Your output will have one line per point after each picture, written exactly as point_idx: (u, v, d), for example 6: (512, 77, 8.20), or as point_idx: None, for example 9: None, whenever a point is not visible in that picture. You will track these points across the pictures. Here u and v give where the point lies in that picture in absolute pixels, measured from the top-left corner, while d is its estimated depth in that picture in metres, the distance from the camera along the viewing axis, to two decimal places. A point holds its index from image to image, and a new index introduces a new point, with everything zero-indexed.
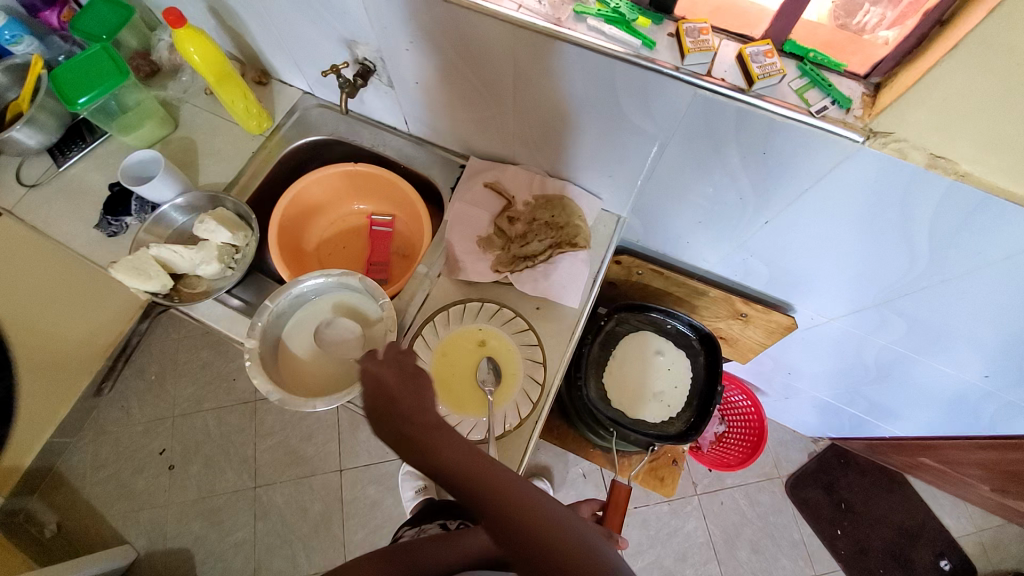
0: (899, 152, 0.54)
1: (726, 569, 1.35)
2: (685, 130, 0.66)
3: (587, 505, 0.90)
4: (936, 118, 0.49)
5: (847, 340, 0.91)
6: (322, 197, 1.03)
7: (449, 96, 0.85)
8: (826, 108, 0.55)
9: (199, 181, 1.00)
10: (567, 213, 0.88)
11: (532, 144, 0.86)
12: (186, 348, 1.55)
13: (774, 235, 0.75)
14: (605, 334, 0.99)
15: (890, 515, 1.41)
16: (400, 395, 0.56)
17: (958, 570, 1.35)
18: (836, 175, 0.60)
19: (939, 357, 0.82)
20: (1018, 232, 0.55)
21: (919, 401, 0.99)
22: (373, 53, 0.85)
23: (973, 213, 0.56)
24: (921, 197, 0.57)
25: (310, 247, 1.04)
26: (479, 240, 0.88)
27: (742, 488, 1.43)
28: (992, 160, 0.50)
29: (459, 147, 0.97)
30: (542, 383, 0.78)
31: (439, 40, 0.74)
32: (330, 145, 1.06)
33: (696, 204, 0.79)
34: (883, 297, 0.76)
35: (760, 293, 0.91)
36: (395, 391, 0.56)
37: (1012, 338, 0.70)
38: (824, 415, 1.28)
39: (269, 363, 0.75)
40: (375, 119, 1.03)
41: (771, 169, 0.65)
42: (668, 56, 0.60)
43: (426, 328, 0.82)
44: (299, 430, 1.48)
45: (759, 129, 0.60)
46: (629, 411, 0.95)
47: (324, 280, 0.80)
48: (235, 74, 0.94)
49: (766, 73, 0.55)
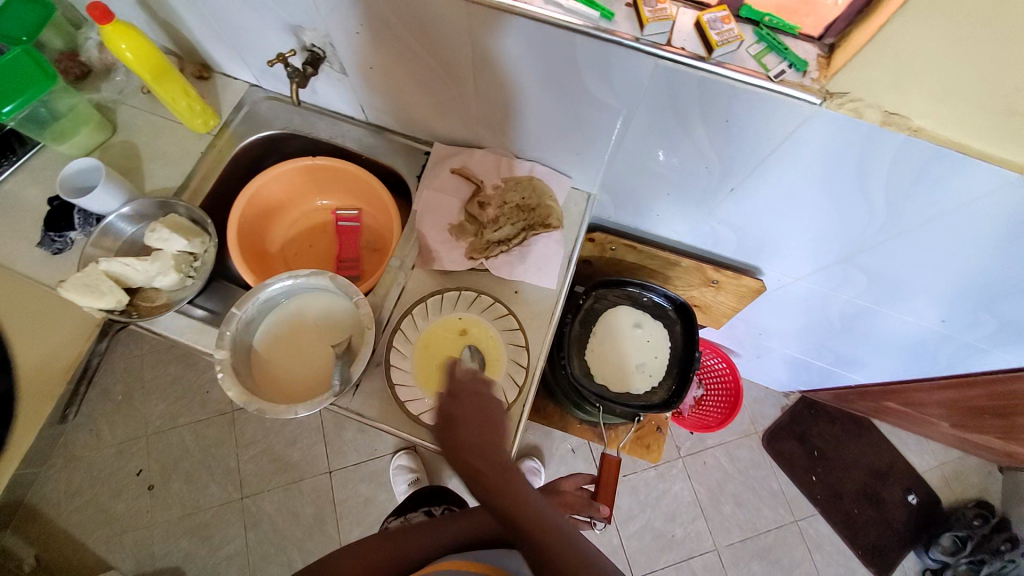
0: (855, 112, 0.55)
1: (714, 524, 1.41)
2: (649, 101, 0.66)
3: (571, 480, 0.83)
4: (890, 75, 0.50)
5: (813, 298, 0.95)
6: (282, 195, 0.99)
7: (407, 81, 0.82)
8: (784, 71, 0.55)
9: (146, 188, 0.93)
10: (537, 194, 0.87)
11: (497, 126, 0.84)
12: (152, 363, 1.49)
13: (740, 201, 0.77)
14: (584, 311, 1.00)
15: (861, 458, 1.50)
16: (480, 434, 0.54)
17: (924, 502, 1.46)
18: (795, 139, 0.62)
19: (899, 307, 0.86)
20: (967, 181, 0.58)
21: (882, 350, 1.04)
22: (321, 39, 0.80)
23: (925, 166, 0.58)
24: (877, 153, 0.59)
25: (274, 248, 0.99)
26: (452, 227, 0.86)
27: (723, 447, 1.49)
28: (942, 114, 0.52)
29: (421, 134, 0.94)
30: (526, 366, 0.78)
31: (391, 23, 0.71)
32: (285, 140, 1.00)
33: (664, 176, 0.79)
34: (844, 254, 0.79)
35: (729, 260, 0.93)
36: (474, 430, 0.54)
37: (964, 284, 0.75)
38: (795, 371, 1.34)
39: (242, 373, 0.72)
40: (331, 109, 0.98)
41: (733, 137, 0.66)
42: (626, 26, 0.59)
43: (405, 322, 0.80)
44: (282, 436, 1.46)
45: (721, 97, 0.60)
46: (613, 384, 0.96)
47: (291, 282, 0.76)
48: (173, 70, 0.88)
49: (724, 40, 0.55)
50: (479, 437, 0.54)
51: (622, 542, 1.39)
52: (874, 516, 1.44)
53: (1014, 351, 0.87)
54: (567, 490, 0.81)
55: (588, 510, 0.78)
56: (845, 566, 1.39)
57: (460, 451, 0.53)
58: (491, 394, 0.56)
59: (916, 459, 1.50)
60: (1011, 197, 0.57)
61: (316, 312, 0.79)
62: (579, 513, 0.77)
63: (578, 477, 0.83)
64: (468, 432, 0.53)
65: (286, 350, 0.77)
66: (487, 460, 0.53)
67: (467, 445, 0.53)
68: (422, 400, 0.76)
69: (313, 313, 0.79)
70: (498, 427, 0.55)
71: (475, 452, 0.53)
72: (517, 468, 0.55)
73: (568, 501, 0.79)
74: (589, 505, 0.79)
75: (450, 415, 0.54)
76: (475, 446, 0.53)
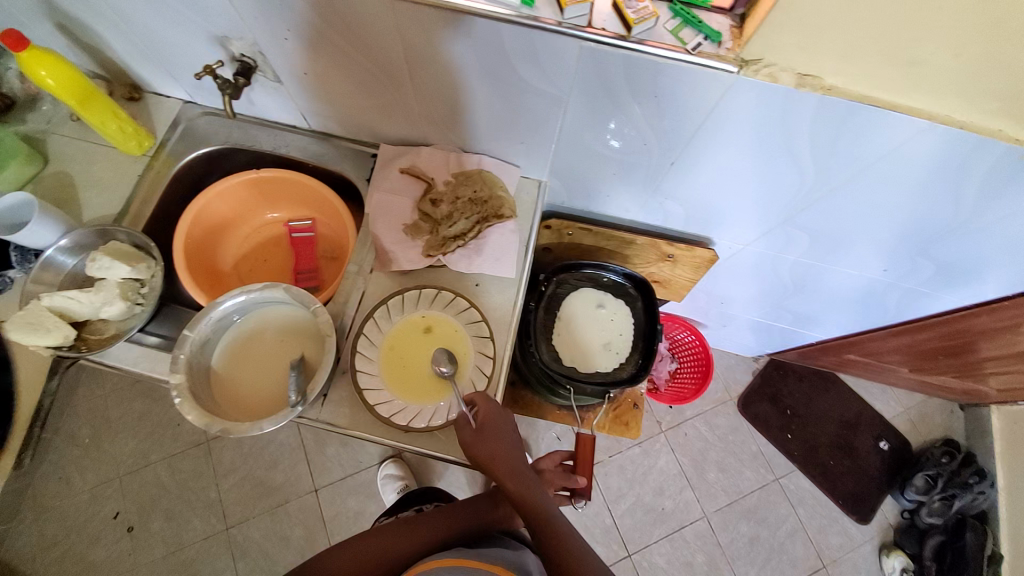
0: (770, 76, 0.58)
1: (700, 492, 1.45)
2: (581, 85, 0.67)
3: (550, 458, 0.85)
4: (797, 38, 0.53)
5: (765, 262, 0.98)
6: (229, 212, 0.96)
7: (343, 84, 0.81)
8: (701, 44, 0.57)
9: (85, 218, 0.90)
10: (488, 186, 0.87)
11: (441, 122, 0.84)
12: (117, 402, 1.44)
13: (682, 174, 0.79)
14: (547, 298, 1.01)
15: (831, 412, 1.56)
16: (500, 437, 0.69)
17: (895, 447, 1.53)
18: (723, 109, 0.64)
19: (844, 262, 0.91)
20: (881, 134, 0.61)
21: (837, 305, 1.09)
22: (250, 48, 0.79)
23: (845, 121, 0.61)
24: (797, 115, 0.62)
25: (228, 266, 0.97)
26: (406, 227, 0.86)
27: (702, 417, 1.53)
28: (848, 70, 0.55)
29: (366, 136, 0.93)
30: (493, 356, 0.79)
31: (318, 26, 0.70)
32: (227, 155, 0.98)
33: (608, 157, 0.81)
34: (785, 216, 0.82)
35: (682, 233, 0.96)
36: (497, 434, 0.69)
37: (898, 232, 0.79)
38: (760, 335, 1.39)
39: (200, 395, 0.70)
40: (271, 120, 0.96)
41: (666, 112, 0.68)
42: (548, 12, 0.60)
43: (368, 325, 0.80)
44: (262, 459, 1.43)
45: (648, 75, 0.62)
46: (582, 365, 0.97)
47: (244, 298, 0.75)
48: (101, 94, 0.85)
49: (640, 17, 0.57)
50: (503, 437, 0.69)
51: (615, 521, 1.42)
52: (849, 465, 1.51)
53: (955, 292, 0.93)
54: (547, 469, 0.83)
55: (568, 483, 0.81)
56: (827, 517, 1.45)
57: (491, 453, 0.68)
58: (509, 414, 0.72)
59: (882, 406, 1.58)
60: (925, 143, 0.61)
61: (274, 325, 0.78)
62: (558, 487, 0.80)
63: (558, 454, 0.85)
64: (494, 442, 0.68)
65: (246, 367, 0.76)
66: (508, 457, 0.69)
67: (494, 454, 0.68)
68: (392, 402, 0.76)
69: (271, 326, 0.78)
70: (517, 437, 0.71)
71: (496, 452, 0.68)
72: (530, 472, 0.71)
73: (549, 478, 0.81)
74: (569, 478, 0.82)
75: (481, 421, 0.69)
76: (503, 453, 0.68)
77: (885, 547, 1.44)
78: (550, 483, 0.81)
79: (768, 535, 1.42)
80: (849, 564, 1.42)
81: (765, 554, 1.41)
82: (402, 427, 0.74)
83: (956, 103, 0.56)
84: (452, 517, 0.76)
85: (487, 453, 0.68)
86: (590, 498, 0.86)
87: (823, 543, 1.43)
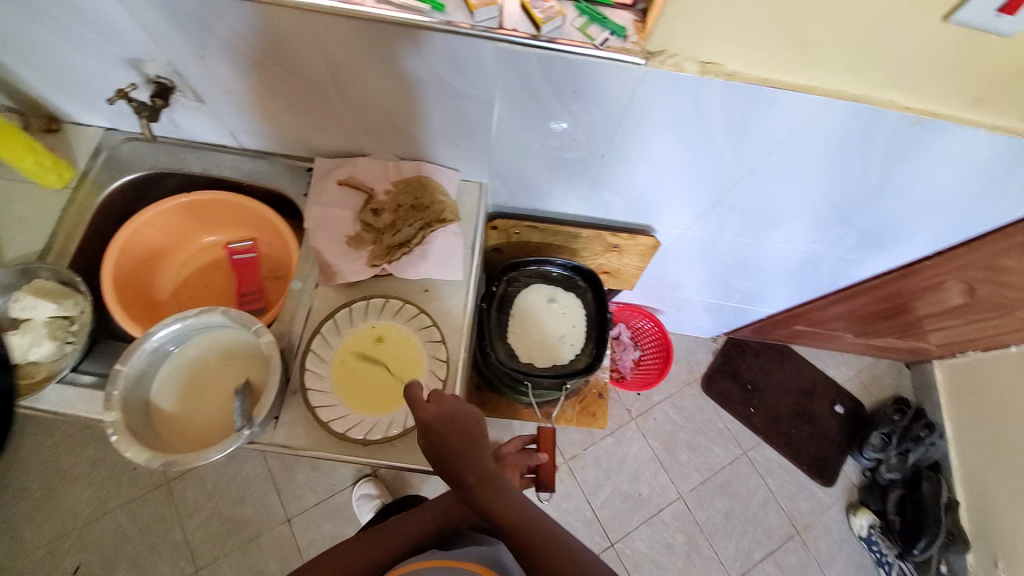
0: (675, 66, 0.61)
1: (674, 474, 1.49)
2: (504, 85, 0.69)
3: (513, 443, 0.84)
4: (693, 29, 0.56)
5: (706, 244, 1.02)
6: (162, 239, 0.94)
7: (270, 100, 0.80)
8: (608, 39, 0.60)
9: (5, 258, 0.85)
10: (429, 192, 0.87)
11: (374, 132, 0.84)
12: (67, 451, 1.36)
13: (613, 165, 0.82)
14: (500, 298, 1.02)
15: (788, 383, 1.63)
16: (453, 444, 0.62)
17: (850, 409, 1.61)
18: (640, 100, 0.67)
19: (777, 237, 0.95)
20: (785, 114, 0.65)
21: (780, 279, 1.14)
22: (166, 69, 0.77)
23: (750, 104, 0.64)
24: (707, 101, 0.65)
25: (165, 294, 0.94)
26: (348, 239, 0.85)
27: (669, 400, 1.57)
28: (745, 56, 0.59)
29: (302, 151, 0.92)
30: (446, 359, 0.79)
31: (235, 42, 0.69)
32: (156, 181, 0.95)
33: (542, 154, 0.82)
34: (715, 199, 0.86)
35: (624, 223, 0.99)
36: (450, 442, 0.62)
37: (818, 205, 0.84)
38: (714, 315, 1.44)
39: (140, 431, 0.68)
40: (201, 142, 0.94)
41: (587, 107, 0.70)
42: (460, 16, 0.61)
43: (315, 341, 0.78)
44: (230, 493, 1.37)
45: (564, 72, 0.64)
46: (540, 360, 0.98)
47: (180, 325, 0.72)
48: (13, 128, 0.81)
49: (548, 16, 0.59)
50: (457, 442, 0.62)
51: (596, 513, 1.43)
52: (811, 432, 1.57)
53: (880, 256, 0.99)
54: (509, 453, 0.82)
55: (531, 461, 0.81)
56: (796, 483, 1.51)
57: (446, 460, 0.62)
58: (459, 409, 0.65)
59: (835, 372, 1.66)
60: (826, 118, 0.65)
61: (216, 350, 0.76)
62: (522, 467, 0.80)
63: (520, 437, 0.84)
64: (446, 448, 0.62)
65: (188, 396, 0.74)
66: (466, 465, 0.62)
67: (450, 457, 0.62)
68: (347, 416, 0.74)
69: (213, 352, 0.76)
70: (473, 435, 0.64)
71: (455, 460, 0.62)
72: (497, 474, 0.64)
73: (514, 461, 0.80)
74: (530, 457, 0.82)
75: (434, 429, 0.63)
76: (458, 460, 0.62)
77: (852, 506, 1.50)
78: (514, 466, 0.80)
79: (742, 508, 1.47)
80: (820, 527, 1.47)
81: (741, 526, 1.45)
82: (358, 440, 0.72)
83: (847, 79, 0.60)
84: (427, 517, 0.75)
85: (446, 458, 0.63)
86: (554, 490, 0.88)
87: (794, 510, 1.48)
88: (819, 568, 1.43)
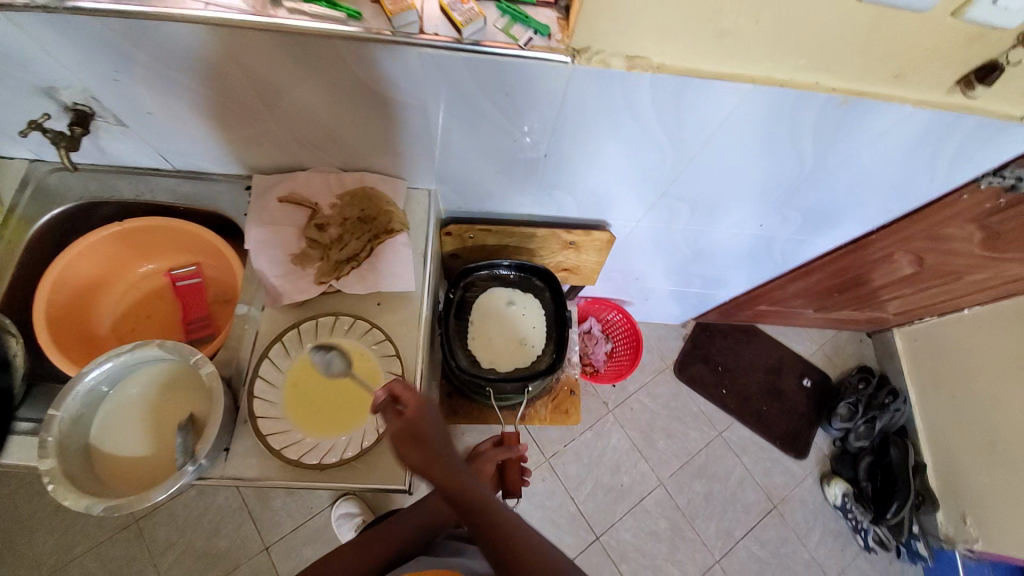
0: (603, 62, 0.60)
1: (654, 461, 1.50)
2: (433, 90, 0.67)
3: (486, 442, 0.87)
4: (613, 24, 0.56)
5: (659, 234, 1.03)
6: (97, 272, 0.90)
7: (197, 120, 0.77)
8: (532, 38, 0.59)
9: None
10: (374, 203, 0.85)
11: (311, 145, 0.81)
12: (26, 500, 1.29)
13: (557, 164, 0.81)
14: (458, 305, 1.03)
15: (757, 361, 1.67)
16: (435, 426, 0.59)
17: (818, 381, 1.66)
18: (572, 98, 0.66)
19: (727, 222, 0.96)
20: (715, 104, 0.65)
21: (736, 263, 1.16)
22: (82, 94, 0.72)
23: (679, 96, 0.64)
24: (638, 95, 0.65)
25: (105, 330, 0.91)
26: (293, 258, 0.82)
27: (643, 389, 1.59)
28: (669, 49, 0.59)
29: (239, 169, 0.89)
30: (402, 373, 0.77)
31: (150, 62, 0.66)
32: (86, 211, 0.90)
33: (486, 156, 0.81)
34: (662, 190, 0.86)
35: (577, 220, 0.99)
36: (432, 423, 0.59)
37: (762, 189, 0.85)
38: (680, 302, 1.45)
39: (79, 477, 0.65)
40: (132, 167, 0.90)
41: (520, 108, 0.69)
42: (379, 23, 0.60)
43: (263, 366, 0.76)
44: (204, 527, 1.33)
45: (492, 74, 0.63)
46: (502, 364, 1.00)
47: (114, 363, 0.70)
48: None
49: (468, 18, 0.58)
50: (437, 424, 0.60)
51: (580, 507, 1.43)
52: (781, 408, 1.61)
53: (827, 235, 1.01)
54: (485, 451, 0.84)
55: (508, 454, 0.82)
56: (770, 459, 1.55)
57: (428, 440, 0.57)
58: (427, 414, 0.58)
59: (801, 348, 1.70)
60: (755, 105, 0.65)
61: (158, 386, 0.73)
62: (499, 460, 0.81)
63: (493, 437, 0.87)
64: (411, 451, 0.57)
65: (131, 437, 0.71)
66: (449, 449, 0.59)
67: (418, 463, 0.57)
68: (301, 441, 0.72)
69: (155, 388, 0.73)
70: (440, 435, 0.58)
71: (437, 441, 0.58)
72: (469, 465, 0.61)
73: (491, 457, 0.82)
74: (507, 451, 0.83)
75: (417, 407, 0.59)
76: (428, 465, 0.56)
77: (826, 476, 1.54)
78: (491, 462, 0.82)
79: (721, 488, 1.50)
80: (797, 499, 1.51)
81: (721, 507, 1.48)
82: (314, 466, 0.70)
83: (770, 66, 0.61)
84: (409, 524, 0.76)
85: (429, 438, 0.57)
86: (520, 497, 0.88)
87: (770, 485, 1.52)
88: (798, 540, 1.47)
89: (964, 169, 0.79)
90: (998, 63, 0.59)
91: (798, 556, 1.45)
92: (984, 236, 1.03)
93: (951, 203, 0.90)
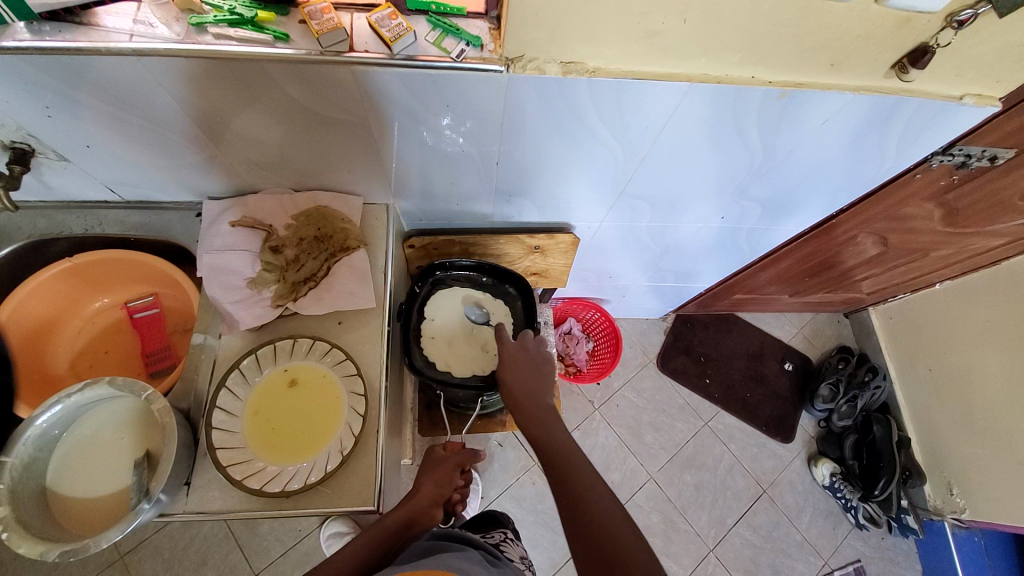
0: (538, 69, 0.60)
1: (643, 456, 1.50)
2: (373, 107, 0.66)
3: (453, 442, 0.90)
4: (545, 31, 0.56)
5: (625, 232, 1.03)
6: (50, 308, 0.89)
7: (137, 151, 0.74)
8: (464, 50, 0.59)
9: None
10: (331, 222, 0.84)
11: (259, 167, 0.80)
12: None
13: (510, 170, 0.80)
14: (423, 301, 1.00)
15: (738, 349, 1.68)
16: (527, 375, 0.84)
17: (798, 364, 1.67)
18: (512, 106, 0.66)
19: (688, 216, 0.97)
20: (659, 102, 0.66)
21: (707, 255, 1.16)
22: (17, 133, 0.69)
23: (620, 96, 0.64)
24: (579, 99, 0.65)
25: (64, 368, 0.90)
26: (250, 282, 0.80)
27: (627, 385, 1.59)
28: (604, 52, 0.59)
29: (191, 196, 0.87)
30: (365, 392, 0.76)
31: (78, 97, 0.63)
32: (38, 249, 0.87)
33: (439, 168, 0.80)
34: (620, 189, 0.86)
35: (541, 223, 1.00)
36: (525, 372, 0.84)
37: (716, 180, 0.85)
38: (658, 296, 1.46)
39: (33, 523, 0.63)
40: (81, 201, 0.87)
41: (464, 118, 0.68)
42: (305, 44, 0.58)
43: (221, 395, 0.74)
44: (188, 561, 1.28)
45: (429, 88, 0.62)
46: (458, 369, 0.96)
47: (65, 405, 0.68)
48: None
49: (396, 34, 0.57)
50: (524, 375, 0.84)
51: None
52: (765, 393, 1.62)
53: (791, 222, 1.02)
54: (452, 453, 0.88)
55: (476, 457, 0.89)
56: (756, 445, 1.55)
57: (508, 388, 0.83)
58: (533, 346, 0.88)
59: (781, 332, 1.72)
60: (696, 101, 0.66)
61: (111, 424, 0.71)
62: (468, 455, 0.88)
63: (455, 441, 0.91)
64: (515, 376, 0.84)
65: (87, 479, 0.69)
66: (524, 396, 0.80)
67: (513, 388, 0.82)
68: (264, 469, 0.71)
69: (108, 427, 0.71)
70: (543, 372, 0.84)
71: (529, 388, 0.81)
72: (547, 413, 0.77)
73: (453, 462, 0.86)
74: (473, 453, 0.90)
75: (519, 355, 0.87)
76: (525, 393, 0.81)
77: (813, 458, 1.55)
78: (457, 463, 0.86)
79: (710, 478, 1.50)
80: (786, 483, 1.52)
81: (711, 496, 1.47)
82: (277, 493, 0.69)
83: (704, 63, 0.62)
84: (361, 544, 0.68)
85: (507, 385, 0.83)
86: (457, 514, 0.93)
87: (758, 470, 1.52)
88: (790, 524, 1.47)
89: (914, 149, 0.80)
90: (929, 45, 0.59)
91: (791, 539, 1.45)
92: (944, 213, 1.05)
93: (905, 183, 0.90)
